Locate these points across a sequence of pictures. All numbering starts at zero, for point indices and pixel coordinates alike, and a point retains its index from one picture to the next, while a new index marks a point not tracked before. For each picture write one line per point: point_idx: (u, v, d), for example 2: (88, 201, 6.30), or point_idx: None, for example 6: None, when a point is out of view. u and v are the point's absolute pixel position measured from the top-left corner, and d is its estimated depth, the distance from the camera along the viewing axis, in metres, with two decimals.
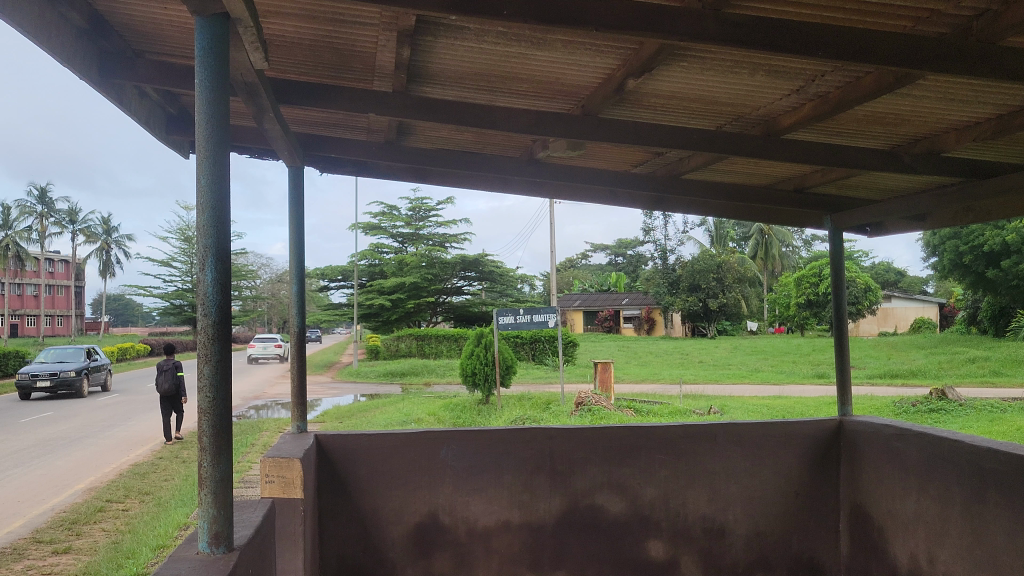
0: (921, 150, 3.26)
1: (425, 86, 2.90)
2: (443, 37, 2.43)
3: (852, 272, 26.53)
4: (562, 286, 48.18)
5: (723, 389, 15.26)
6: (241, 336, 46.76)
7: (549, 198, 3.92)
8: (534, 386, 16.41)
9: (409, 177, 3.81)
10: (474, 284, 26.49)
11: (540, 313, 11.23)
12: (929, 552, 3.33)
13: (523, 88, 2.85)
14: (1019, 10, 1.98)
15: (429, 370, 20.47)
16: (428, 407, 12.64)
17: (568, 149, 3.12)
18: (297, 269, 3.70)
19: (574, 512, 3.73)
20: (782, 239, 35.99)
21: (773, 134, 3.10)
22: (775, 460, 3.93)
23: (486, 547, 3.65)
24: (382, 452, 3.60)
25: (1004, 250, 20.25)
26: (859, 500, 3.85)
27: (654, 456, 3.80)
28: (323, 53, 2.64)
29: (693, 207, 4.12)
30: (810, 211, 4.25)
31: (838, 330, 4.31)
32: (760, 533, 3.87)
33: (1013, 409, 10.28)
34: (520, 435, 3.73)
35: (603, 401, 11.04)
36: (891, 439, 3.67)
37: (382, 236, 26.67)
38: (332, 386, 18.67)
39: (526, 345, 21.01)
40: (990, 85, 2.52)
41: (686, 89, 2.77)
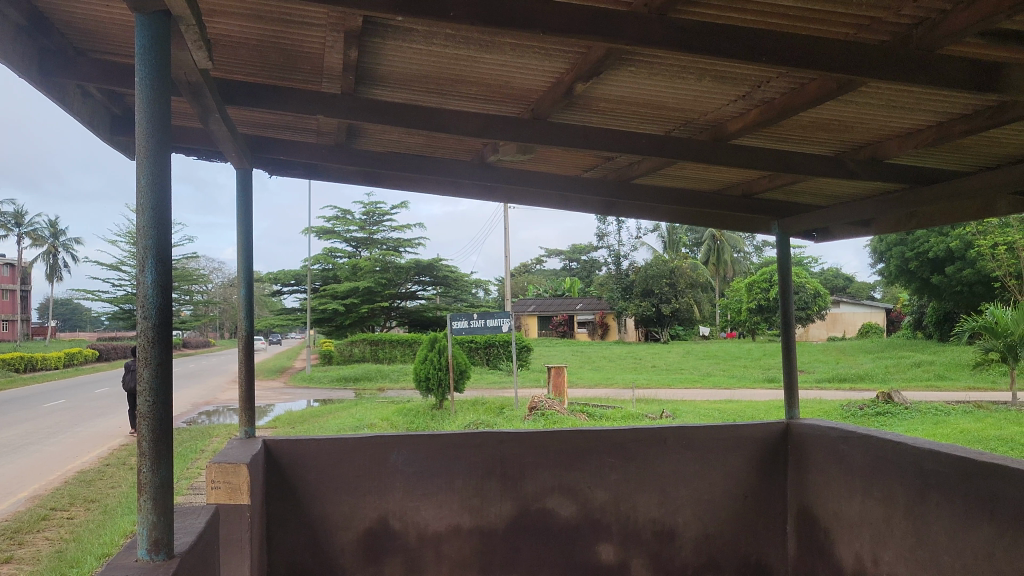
0: (865, 156, 3.31)
1: (374, 88, 2.88)
2: (390, 39, 2.42)
3: (801, 278, 26.92)
4: (517, 291, 48.19)
5: (675, 393, 15.37)
6: (193, 341, 46.13)
7: (501, 202, 3.91)
8: (488, 391, 16.40)
9: (359, 179, 3.77)
10: (429, 289, 26.37)
11: (494, 317, 11.21)
12: (874, 552, 3.38)
13: (473, 91, 2.84)
14: (954, 22, 2.02)
15: (383, 375, 20.35)
16: (383, 413, 12.54)
17: (517, 152, 3.12)
18: (244, 272, 3.66)
19: (525, 515, 3.73)
20: (734, 245, 36.42)
21: (721, 139, 3.14)
22: (723, 462, 3.96)
23: (437, 552, 3.63)
24: (331, 458, 3.57)
25: (949, 256, 20.79)
26: (806, 501, 3.89)
27: (604, 459, 3.81)
28: (269, 53, 2.61)
29: (643, 212, 4.15)
30: (758, 216, 4.30)
31: (786, 335, 4.37)
32: (709, 535, 3.90)
33: (957, 412, 10.48)
34: (471, 440, 3.72)
35: (556, 405, 11.06)
36: (836, 441, 3.71)
37: (336, 240, 26.48)
38: (285, 390, 18.53)
39: (480, 350, 20.98)
40: (931, 93, 2.57)
41: (634, 95, 2.79)
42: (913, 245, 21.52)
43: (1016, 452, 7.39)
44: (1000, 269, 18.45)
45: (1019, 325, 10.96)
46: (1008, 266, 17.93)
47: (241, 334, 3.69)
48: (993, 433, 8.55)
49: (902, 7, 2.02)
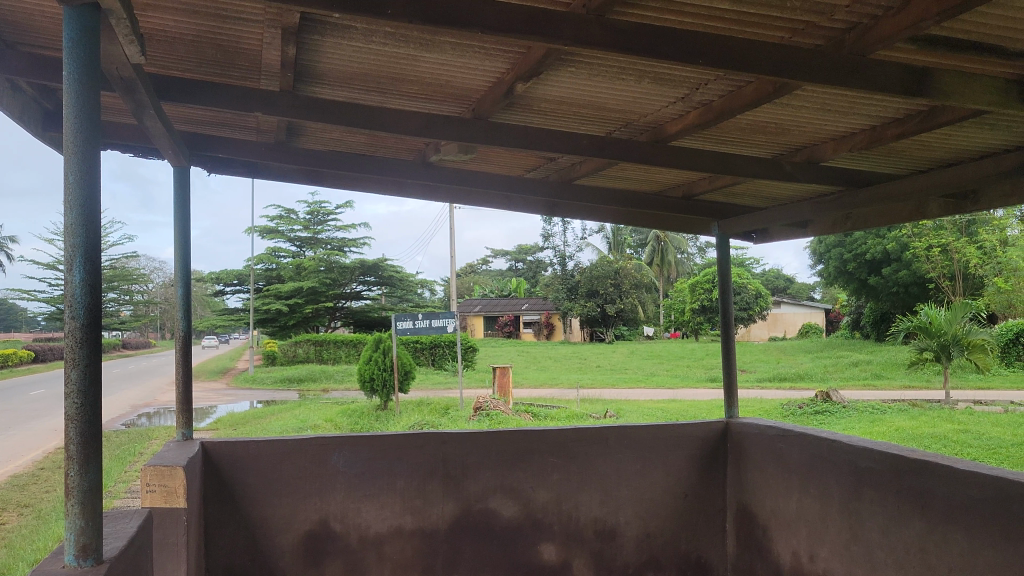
0: (803, 158, 3.37)
1: (313, 86, 2.86)
2: (329, 36, 2.40)
3: (743, 279, 27.27)
4: (463, 292, 48.12)
5: (620, 394, 15.45)
6: (132, 342, 45.24)
7: (444, 202, 3.90)
8: (433, 392, 16.35)
9: (301, 178, 3.72)
10: (374, 289, 26.20)
11: (438, 318, 11.18)
12: (811, 549, 3.43)
13: (414, 90, 2.83)
14: (886, 27, 2.05)
15: (327, 377, 20.14)
16: (326, 414, 12.39)
17: (459, 152, 3.11)
18: (182, 272, 3.59)
19: (467, 515, 3.72)
20: (678, 246, 36.80)
21: (660, 140, 3.16)
22: (665, 462, 4.00)
23: (378, 553, 3.59)
24: (271, 459, 3.52)
25: (885, 257, 21.24)
26: (744, 499, 3.94)
27: (546, 460, 3.83)
28: (206, 49, 2.57)
29: (585, 212, 4.17)
30: (699, 218, 4.35)
31: (726, 336, 4.41)
32: (650, 533, 3.93)
33: (893, 411, 10.70)
34: (413, 441, 3.70)
35: (501, 406, 11.05)
36: (774, 439, 3.76)
37: (280, 240, 26.17)
38: (226, 392, 18.32)
39: (425, 350, 20.93)
40: (863, 97, 2.62)
41: (574, 96, 2.80)
42: (851, 247, 21.94)
43: (949, 450, 7.56)
44: (935, 270, 18.97)
45: (951, 325, 11.25)
46: (943, 267, 18.81)
47: (178, 334, 3.62)
48: (928, 431, 8.73)
49: (836, 11, 2.05)
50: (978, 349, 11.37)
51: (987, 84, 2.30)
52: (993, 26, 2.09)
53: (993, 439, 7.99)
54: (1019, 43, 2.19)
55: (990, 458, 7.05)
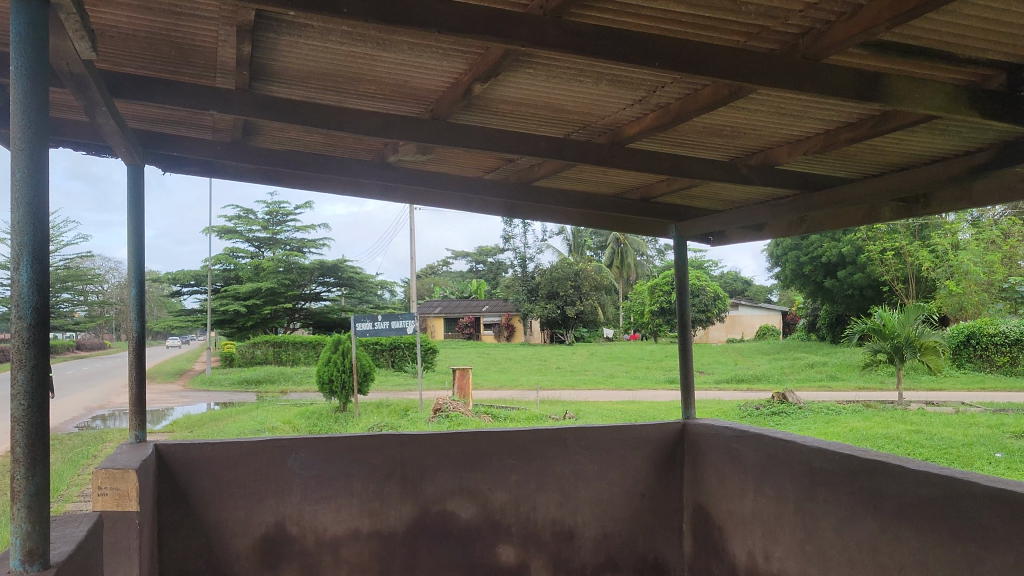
0: (758, 162, 3.40)
1: (269, 85, 2.83)
2: (285, 35, 2.38)
3: (702, 281, 27.50)
4: (423, 292, 48.02)
5: (579, 395, 15.48)
6: (86, 343, 44.53)
7: (402, 201, 3.88)
8: (392, 393, 16.30)
9: (258, 178, 3.68)
10: (333, 290, 26.05)
11: (397, 320, 11.13)
12: (766, 548, 3.47)
13: (371, 90, 2.81)
14: (838, 31, 2.07)
15: (285, 378, 19.99)
16: (283, 416, 12.27)
17: (417, 152, 3.11)
18: (135, 271, 3.53)
19: (424, 518, 3.71)
20: (637, 248, 37.00)
21: (618, 142, 3.18)
22: (623, 463, 4.02)
23: (335, 556, 3.57)
24: (227, 462, 3.49)
25: (841, 260, 21.51)
26: (701, 500, 3.97)
27: (505, 461, 3.83)
28: (160, 47, 2.53)
29: (544, 213, 4.17)
30: (656, 219, 4.37)
31: (683, 337, 4.44)
32: (608, 534, 3.94)
33: (848, 412, 10.84)
34: (370, 442, 3.68)
35: (461, 407, 11.04)
36: (730, 440, 3.80)
37: (238, 240, 25.87)
38: (182, 394, 18.10)
39: (385, 352, 20.88)
40: (816, 101, 2.66)
41: (532, 97, 2.80)
42: (807, 249, 22.21)
43: (901, 450, 7.68)
44: (888, 273, 19.29)
45: (904, 328, 11.43)
46: (896, 270, 19.14)
47: (131, 335, 3.55)
48: (880, 431, 8.86)
49: (789, 16, 2.07)
50: (929, 350, 11.58)
51: (939, 89, 2.33)
52: (943, 32, 2.13)
53: (944, 439, 8.13)
54: (970, 48, 2.22)
55: (941, 458, 7.17)
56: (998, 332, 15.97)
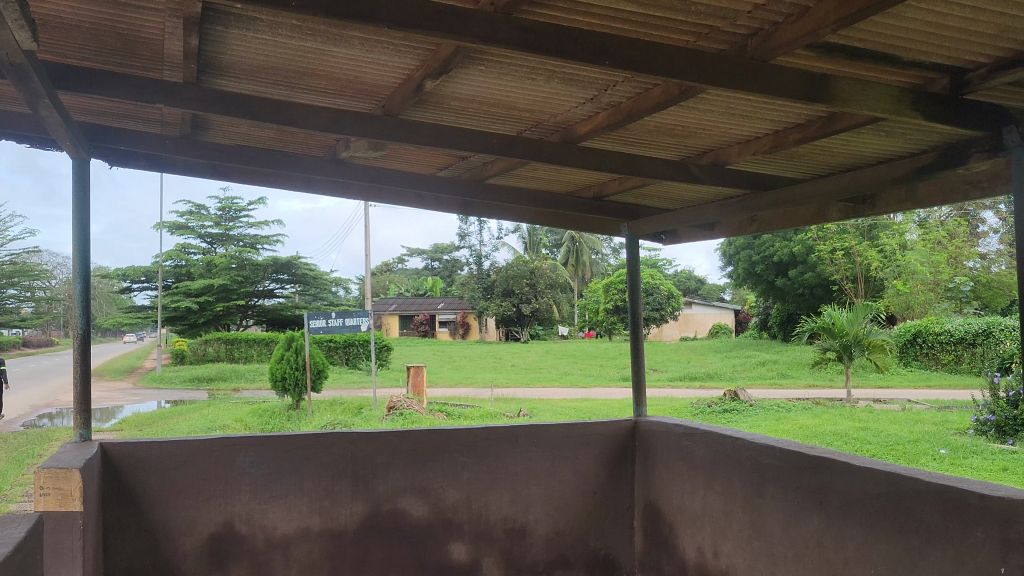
0: (709, 161, 3.44)
1: (218, 78, 2.79)
2: (233, 27, 2.35)
3: (656, 280, 27.69)
4: (378, 290, 47.70)
5: (534, 393, 15.49)
6: (33, 341, 43.50)
7: (355, 198, 3.85)
8: (346, 391, 16.17)
9: (209, 174, 3.63)
10: (287, 287, 25.83)
11: (352, 316, 11.03)
12: (715, 545, 3.50)
13: (322, 85, 2.79)
14: (786, 32, 2.09)
15: (237, 376, 19.78)
16: (235, 414, 12.12)
17: (369, 149, 3.09)
18: (81, 266, 3.46)
19: (376, 516, 3.68)
20: (592, 246, 37.16)
21: (570, 140, 3.19)
22: (573, 460, 4.03)
23: (285, 556, 3.54)
24: (175, 461, 3.44)
25: (792, 259, 21.80)
26: (651, 496, 4.00)
27: (456, 459, 3.82)
28: (104, 38, 2.48)
29: (498, 211, 4.17)
30: (608, 218, 4.40)
31: (634, 336, 4.45)
32: (559, 531, 3.96)
33: (797, 410, 10.98)
34: (321, 441, 3.64)
35: (415, 405, 11.00)
36: (680, 438, 3.82)
37: (189, 236, 25.46)
38: (132, 392, 17.84)
39: (339, 350, 20.75)
40: (765, 101, 2.69)
41: (484, 94, 2.80)
42: (760, 248, 22.48)
43: (849, 446, 7.80)
44: (837, 273, 19.60)
45: (853, 326, 11.60)
46: (845, 270, 19.44)
47: (76, 332, 3.48)
48: (828, 428, 8.98)
49: (738, 17, 2.09)
50: (877, 349, 11.77)
51: (884, 91, 2.36)
52: (887, 36, 2.17)
53: (890, 436, 8.25)
54: (914, 51, 2.26)
55: (888, 455, 7.28)
56: (943, 330, 16.26)
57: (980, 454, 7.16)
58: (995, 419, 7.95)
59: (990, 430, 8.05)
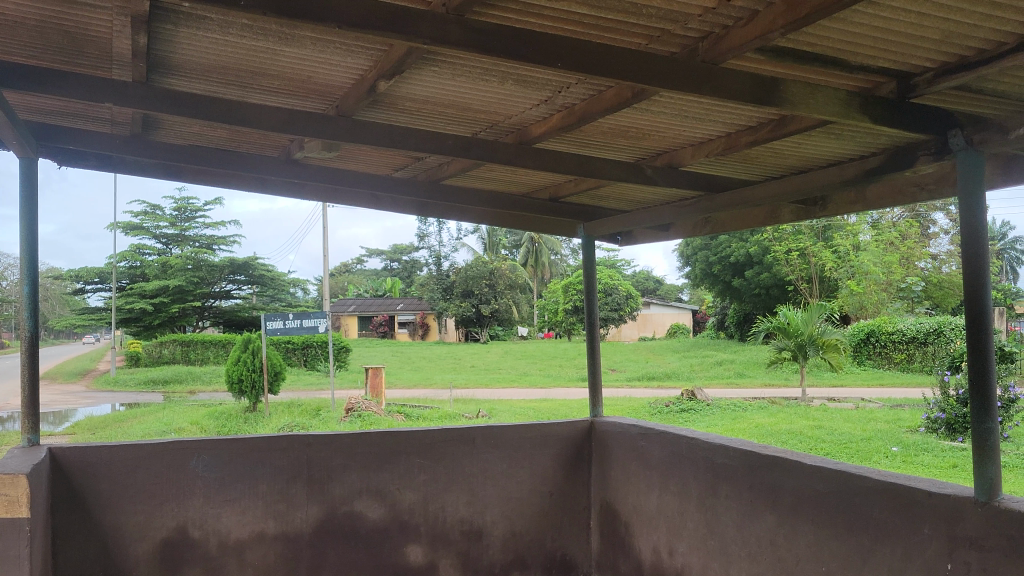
0: (663, 162, 3.45)
1: (168, 77, 2.75)
2: (184, 26, 2.32)
3: (615, 280, 27.84)
4: (336, 291, 47.39)
5: (493, 394, 15.50)
6: None
7: (310, 198, 3.81)
8: (303, 393, 16.05)
9: (161, 174, 3.58)
10: (244, 288, 25.59)
11: (309, 317, 10.95)
12: (670, 544, 3.53)
13: (275, 85, 2.76)
14: (738, 36, 2.11)
15: (193, 378, 19.56)
16: (190, 417, 11.98)
17: (323, 149, 3.07)
18: (29, 267, 3.39)
19: (332, 519, 3.65)
20: (551, 247, 37.27)
21: (525, 141, 3.19)
22: (530, 461, 4.03)
23: (239, 560, 3.50)
24: (128, 465, 3.38)
25: (748, 260, 22.03)
26: (608, 496, 4.01)
27: (412, 461, 3.80)
28: (50, 34, 2.44)
29: (455, 213, 4.17)
30: (564, 219, 4.41)
31: (590, 337, 4.46)
32: (516, 533, 3.96)
33: (753, 408, 11.10)
34: (276, 443, 3.60)
35: (373, 406, 10.96)
36: (636, 438, 3.84)
37: (144, 237, 25.09)
38: (85, 394, 17.57)
39: (297, 351, 20.59)
40: (718, 104, 2.71)
41: (437, 95, 2.79)
42: (717, 249, 22.70)
43: (804, 445, 7.91)
44: (793, 273, 19.85)
45: (808, 325, 11.73)
46: (801, 270, 19.70)
47: (24, 335, 3.41)
48: (783, 427, 9.08)
49: (688, 20, 2.11)
50: (831, 348, 11.95)
51: (833, 94, 2.39)
52: (836, 39, 2.19)
53: (844, 434, 8.37)
54: (861, 56, 2.29)
55: (841, 453, 7.38)
56: (896, 330, 16.53)
57: (931, 451, 7.29)
58: (945, 417, 8.11)
59: (941, 428, 8.21)
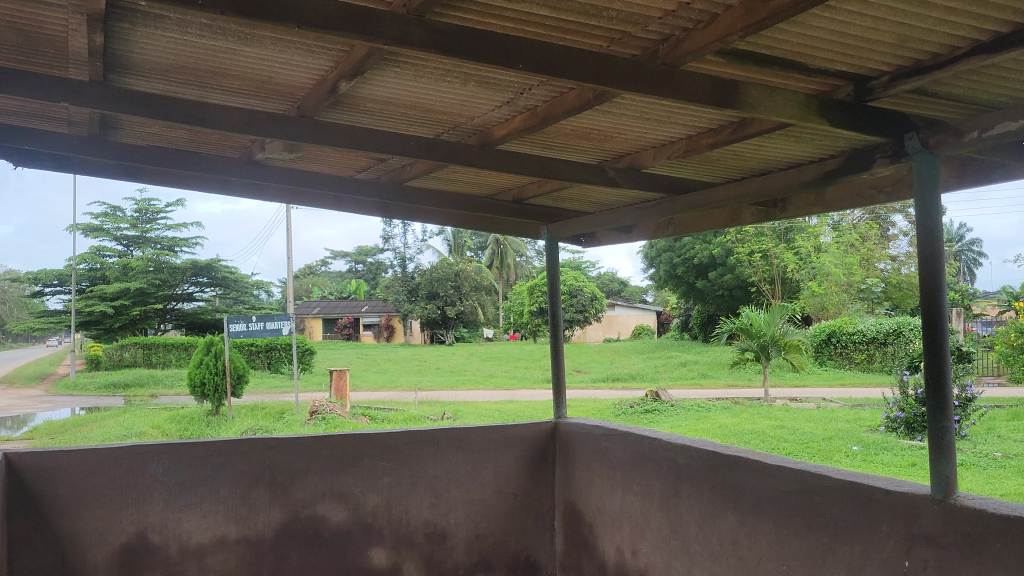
0: (625, 164, 3.47)
1: (126, 77, 2.72)
2: (141, 25, 2.29)
3: (580, 281, 27.92)
4: (301, 293, 47.10)
5: (458, 395, 15.48)
6: None
7: (272, 199, 3.78)
8: (267, 396, 15.92)
9: (120, 175, 3.52)
10: (207, 290, 25.35)
11: (273, 320, 10.83)
12: (633, 544, 3.54)
13: (235, 85, 2.74)
14: (697, 39, 2.12)
15: (155, 381, 19.32)
16: (152, 421, 11.82)
17: (284, 150, 3.05)
18: None
19: (294, 523, 3.62)
20: (517, 249, 37.31)
21: (488, 143, 3.19)
22: (494, 463, 4.02)
23: (200, 565, 3.46)
24: (86, 469, 3.34)
25: (711, 262, 22.18)
26: (571, 498, 4.02)
27: (376, 463, 3.78)
28: (4, 33, 2.40)
29: (419, 214, 4.15)
30: (528, 221, 4.41)
31: (554, 338, 4.46)
32: (480, 534, 3.95)
33: (717, 409, 11.19)
34: (237, 447, 3.57)
35: (338, 409, 10.89)
36: (599, 438, 3.85)
37: (104, 238, 24.75)
38: (44, 398, 17.28)
39: (260, 354, 20.43)
40: (678, 106, 2.73)
41: (399, 96, 2.78)
42: (680, 251, 22.84)
43: (767, 444, 7.98)
44: (756, 274, 19.99)
45: (770, 327, 11.82)
46: (763, 272, 19.87)
47: None
48: (747, 427, 9.15)
49: (649, 22, 2.12)
50: (793, 349, 12.07)
51: (792, 97, 2.42)
52: (793, 43, 2.22)
53: (805, 434, 8.46)
54: (819, 59, 2.32)
55: (803, 452, 7.46)
56: (856, 331, 16.74)
57: (891, 449, 7.39)
58: (905, 416, 8.21)
59: (900, 427, 8.31)
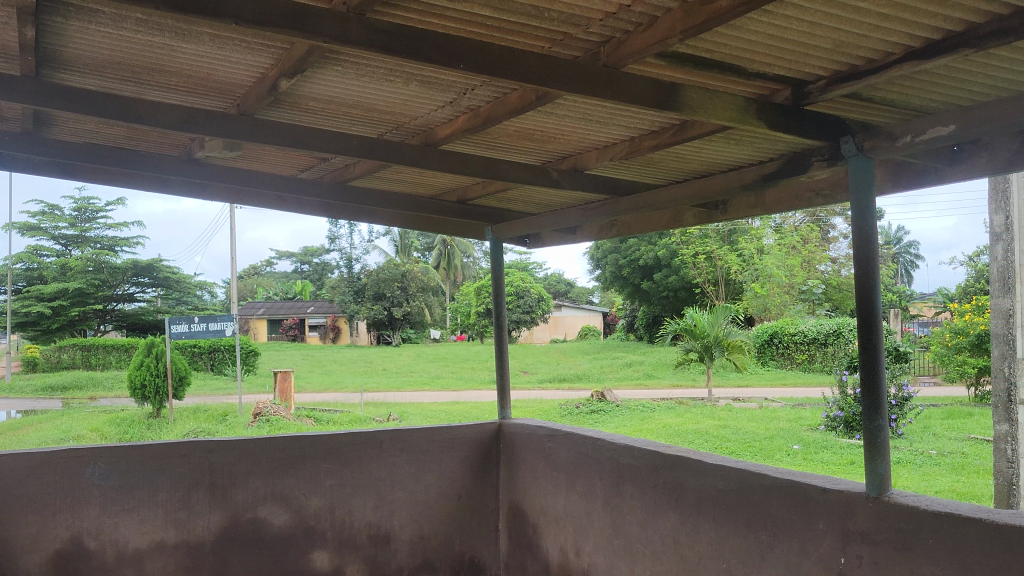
0: (569, 166, 3.48)
1: (60, 72, 2.66)
2: (75, 19, 2.24)
3: (526, 282, 27.98)
4: (245, 294, 46.54)
5: (403, 396, 15.39)
6: None
7: (211, 198, 3.73)
8: (209, 398, 15.70)
9: (55, 173, 3.44)
10: (148, 291, 24.90)
11: (217, 321, 10.66)
12: (576, 544, 3.56)
13: (172, 82, 2.69)
14: (638, 41, 2.14)
15: (94, 384, 18.91)
16: (91, 424, 11.56)
17: (224, 148, 3.01)
18: None
19: (235, 527, 3.57)
20: (464, 250, 37.26)
21: (431, 142, 3.18)
22: (438, 464, 4.01)
23: (137, 571, 3.40)
24: (18, 474, 3.25)
25: (656, 263, 22.39)
26: (516, 498, 4.03)
27: (318, 465, 3.73)
28: None
29: (363, 214, 4.13)
30: (473, 221, 4.41)
31: (498, 337, 4.44)
32: (423, 536, 3.93)
33: (660, 408, 11.29)
34: (177, 450, 3.52)
35: (282, 411, 10.78)
36: (543, 439, 3.86)
37: (41, 238, 24.18)
38: None
39: (203, 355, 20.14)
40: (619, 107, 2.74)
41: (341, 95, 2.76)
42: (626, 252, 23.02)
43: (709, 444, 8.06)
44: (700, 276, 20.21)
45: (714, 327, 11.93)
46: (707, 273, 20.09)
47: None
48: (690, 427, 9.25)
49: (590, 24, 2.13)
50: (735, 348, 12.22)
51: (730, 99, 2.44)
52: (732, 46, 2.24)
53: (746, 433, 8.57)
54: (757, 63, 2.35)
55: (745, 451, 7.56)
56: (798, 331, 17.01)
57: (830, 448, 7.51)
58: (843, 415, 8.37)
59: (838, 426, 8.46)
